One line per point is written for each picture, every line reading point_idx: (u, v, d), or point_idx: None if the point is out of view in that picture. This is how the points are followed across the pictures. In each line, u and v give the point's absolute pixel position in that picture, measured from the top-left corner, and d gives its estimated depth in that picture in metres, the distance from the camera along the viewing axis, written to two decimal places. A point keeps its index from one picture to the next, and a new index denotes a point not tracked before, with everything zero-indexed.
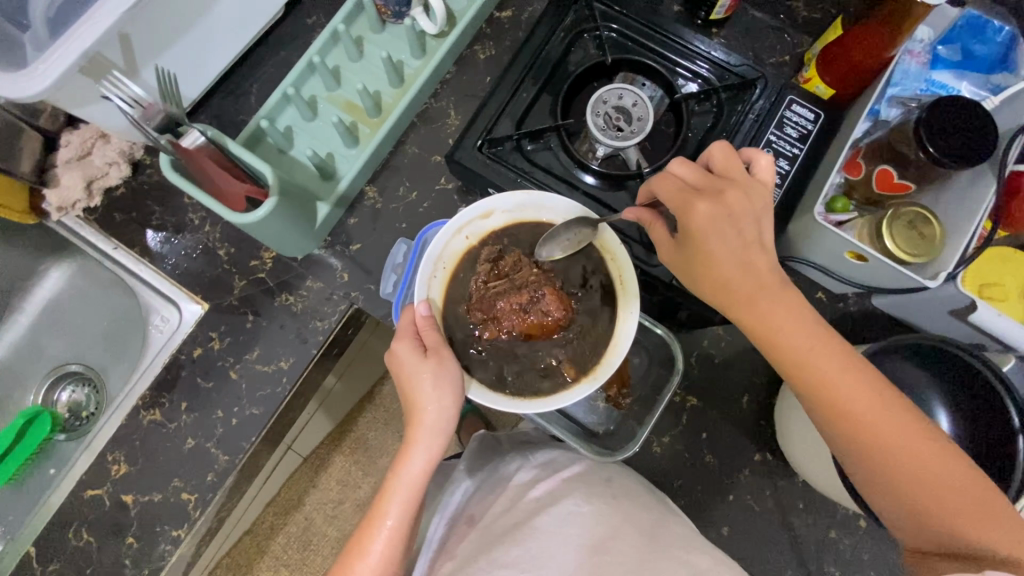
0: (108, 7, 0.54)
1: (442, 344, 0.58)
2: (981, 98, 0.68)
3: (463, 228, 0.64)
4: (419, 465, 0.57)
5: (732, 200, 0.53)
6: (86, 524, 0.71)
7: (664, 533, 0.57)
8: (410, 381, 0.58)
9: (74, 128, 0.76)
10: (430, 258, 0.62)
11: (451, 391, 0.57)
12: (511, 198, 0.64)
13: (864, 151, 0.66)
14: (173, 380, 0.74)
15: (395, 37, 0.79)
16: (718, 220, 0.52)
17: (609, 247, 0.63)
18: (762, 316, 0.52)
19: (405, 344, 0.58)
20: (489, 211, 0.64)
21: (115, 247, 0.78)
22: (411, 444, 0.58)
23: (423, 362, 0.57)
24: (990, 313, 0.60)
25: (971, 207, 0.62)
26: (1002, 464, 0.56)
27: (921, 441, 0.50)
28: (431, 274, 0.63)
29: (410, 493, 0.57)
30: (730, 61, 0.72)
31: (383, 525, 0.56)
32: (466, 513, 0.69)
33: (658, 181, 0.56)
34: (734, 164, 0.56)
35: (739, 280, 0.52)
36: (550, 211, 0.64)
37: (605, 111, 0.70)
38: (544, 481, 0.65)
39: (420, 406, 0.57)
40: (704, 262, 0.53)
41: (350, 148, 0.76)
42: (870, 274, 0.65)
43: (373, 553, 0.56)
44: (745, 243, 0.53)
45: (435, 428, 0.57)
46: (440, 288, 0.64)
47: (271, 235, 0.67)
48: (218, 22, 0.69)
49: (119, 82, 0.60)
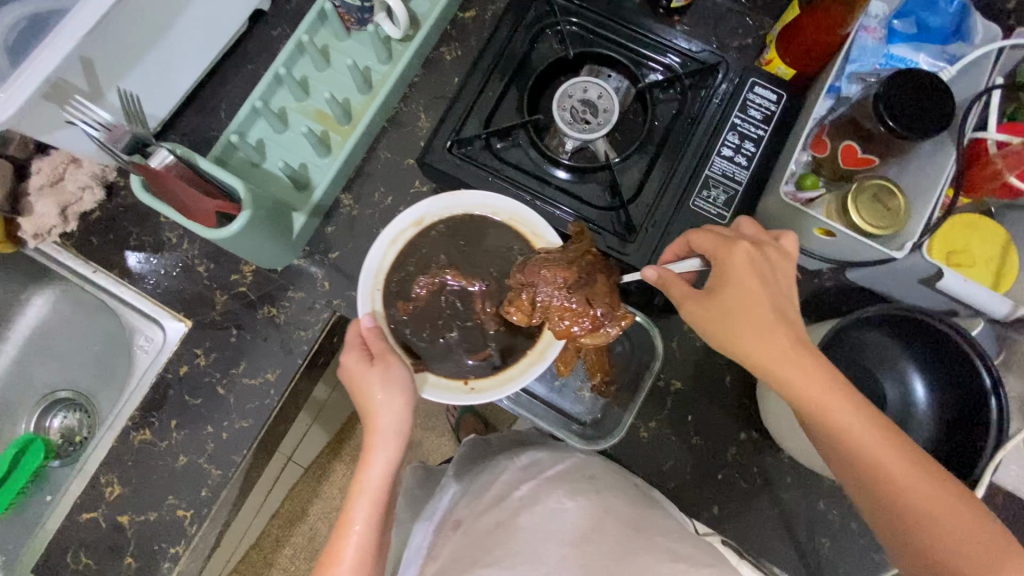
0: (66, 33, 0.55)
1: (388, 350, 0.60)
2: (938, 70, 0.68)
3: (397, 237, 0.65)
4: (380, 467, 0.58)
5: (769, 252, 0.56)
6: (83, 547, 0.71)
7: (648, 524, 0.58)
8: (361, 390, 0.59)
9: (45, 155, 0.76)
10: (369, 272, 0.64)
11: (402, 393, 0.58)
12: (435, 202, 0.65)
13: (829, 129, 0.67)
14: (161, 400, 0.74)
15: (360, 44, 0.79)
16: (756, 267, 0.55)
17: (539, 232, 0.65)
18: (771, 344, 0.52)
19: (352, 355, 0.59)
20: (420, 219, 0.65)
21: (94, 271, 0.78)
22: (368, 450, 0.58)
23: (371, 368, 0.58)
24: (958, 280, 0.60)
25: (932, 177, 0.63)
26: (976, 415, 0.58)
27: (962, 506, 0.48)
28: (373, 287, 0.64)
29: (374, 497, 0.57)
30: (691, 48, 0.72)
31: (352, 532, 0.56)
32: (452, 518, 0.69)
33: (694, 234, 0.58)
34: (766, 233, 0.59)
35: (780, 327, 0.53)
36: (473, 208, 0.66)
37: (571, 105, 0.70)
38: (529, 481, 0.66)
39: (374, 410, 0.58)
40: (735, 299, 0.54)
41: (322, 157, 0.77)
42: (835, 248, 0.66)
43: (344, 559, 0.55)
44: (783, 292, 0.55)
45: (390, 430, 0.58)
46: (383, 300, 0.64)
47: (247, 248, 0.67)
48: (182, 40, 0.69)
49: (84, 106, 0.60)
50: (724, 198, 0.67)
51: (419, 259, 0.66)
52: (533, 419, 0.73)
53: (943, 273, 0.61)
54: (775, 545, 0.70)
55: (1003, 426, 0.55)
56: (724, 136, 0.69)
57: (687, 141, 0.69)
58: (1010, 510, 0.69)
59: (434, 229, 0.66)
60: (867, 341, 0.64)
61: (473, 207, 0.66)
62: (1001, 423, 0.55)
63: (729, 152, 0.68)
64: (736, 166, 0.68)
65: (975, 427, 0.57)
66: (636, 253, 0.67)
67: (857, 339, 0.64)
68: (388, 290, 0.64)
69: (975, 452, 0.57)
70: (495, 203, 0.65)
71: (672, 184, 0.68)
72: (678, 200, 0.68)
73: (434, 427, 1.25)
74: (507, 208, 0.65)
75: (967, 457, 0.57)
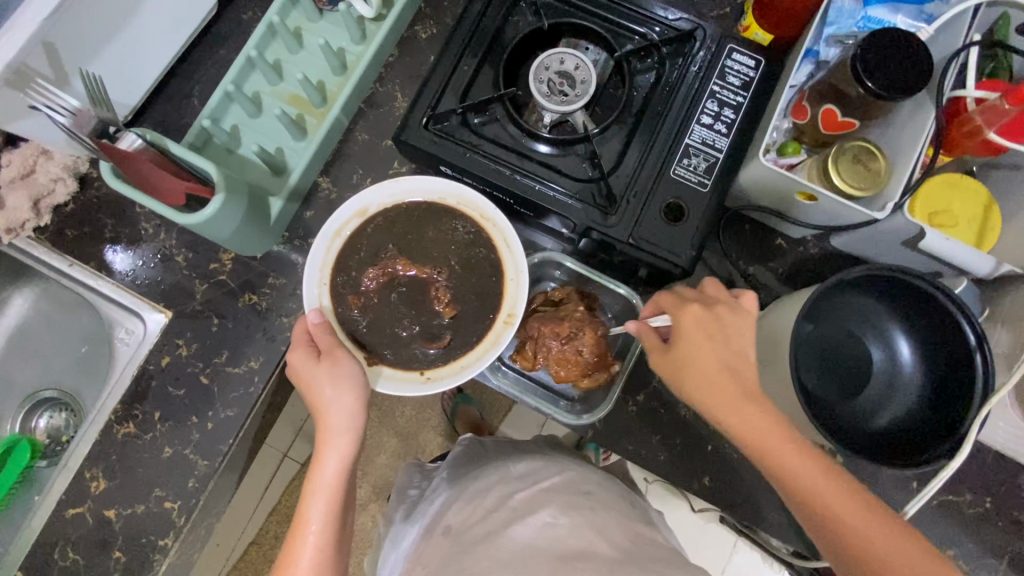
0: (24, 20, 0.53)
1: (336, 345, 0.58)
2: (916, 29, 0.67)
3: (341, 228, 0.64)
4: (333, 466, 0.57)
5: (720, 312, 0.57)
6: (70, 543, 0.70)
7: (640, 552, 0.58)
8: (310, 388, 0.58)
9: (15, 147, 0.74)
10: (315, 265, 0.63)
11: (350, 389, 0.57)
12: (378, 189, 0.64)
13: (808, 94, 0.66)
14: (144, 392, 0.73)
15: (332, 24, 0.78)
16: (704, 327, 0.56)
17: (488, 215, 0.65)
18: (728, 406, 0.54)
19: (298, 353, 0.58)
20: (363, 208, 0.64)
21: (70, 264, 0.77)
22: (321, 448, 0.58)
23: (318, 365, 0.57)
24: (940, 239, 0.60)
25: (914, 137, 0.63)
26: (962, 370, 0.59)
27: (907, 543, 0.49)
28: (320, 280, 0.63)
29: (330, 497, 0.57)
30: (668, 17, 0.71)
31: (308, 533, 0.56)
32: (441, 523, 0.68)
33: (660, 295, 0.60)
34: (725, 292, 0.60)
35: (727, 384, 0.55)
36: (417, 194, 0.65)
37: (548, 78, 0.69)
38: (521, 491, 0.66)
39: (324, 408, 0.57)
40: (692, 364, 0.56)
41: (298, 140, 0.76)
42: (817, 213, 0.66)
43: (300, 565, 0.56)
44: (733, 351, 0.56)
45: (340, 427, 0.57)
46: (331, 293, 0.63)
47: (222, 235, 0.66)
48: (148, 25, 0.68)
49: (47, 90, 0.59)
50: (704, 165, 0.67)
51: (365, 251, 0.65)
52: (520, 397, 0.72)
53: (925, 232, 0.60)
54: (767, 513, 0.71)
55: (989, 377, 0.56)
56: (703, 104, 0.68)
57: (665, 112, 0.69)
58: (998, 470, 0.69)
59: (382, 217, 0.65)
60: (852, 305, 0.64)
61: (417, 194, 0.65)
62: (988, 376, 0.56)
63: (708, 120, 0.67)
64: (715, 134, 0.67)
65: (962, 382, 0.58)
66: (619, 225, 0.66)
67: (843, 304, 0.63)
68: (336, 283, 0.63)
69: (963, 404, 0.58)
70: (441, 188, 0.65)
71: (652, 155, 0.68)
72: (658, 169, 0.67)
73: (427, 419, 1.24)
74: (452, 191, 0.65)
75: (955, 410, 0.58)
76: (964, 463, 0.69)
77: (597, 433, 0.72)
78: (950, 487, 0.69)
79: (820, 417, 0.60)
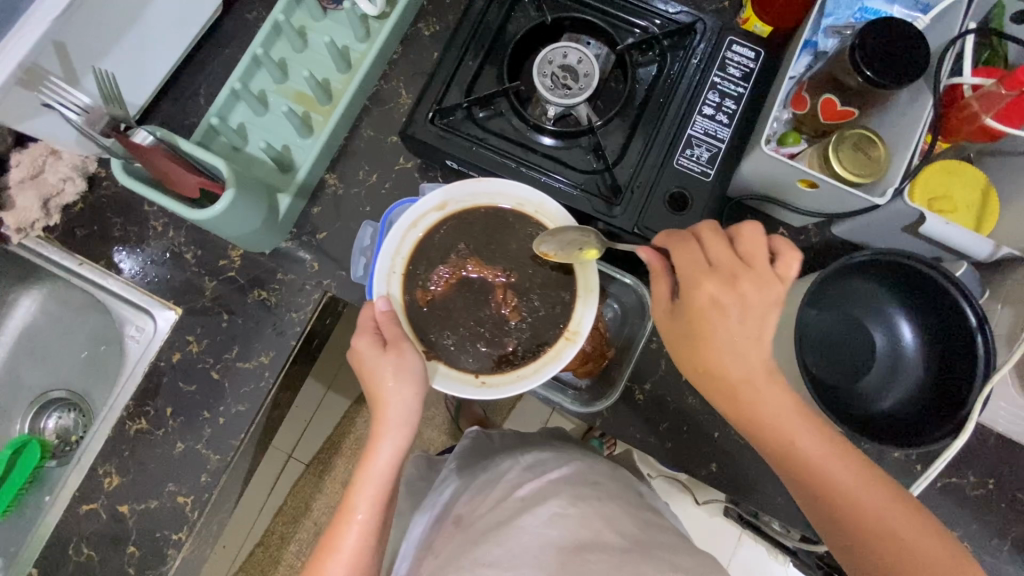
0: (37, 16, 0.54)
1: (402, 336, 0.59)
2: (913, 19, 0.68)
3: (419, 221, 0.65)
4: (386, 455, 0.59)
5: (742, 283, 0.53)
6: (84, 539, 0.71)
7: (648, 540, 0.59)
8: (371, 374, 0.59)
9: (24, 148, 0.75)
10: (387, 253, 0.64)
11: (412, 383, 0.59)
12: (461, 185, 0.65)
13: (807, 85, 0.67)
14: (156, 388, 0.74)
15: (336, 23, 0.79)
16: (720, 294, 0.53)
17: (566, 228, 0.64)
18: (717, 366, 0.54)
19: (364, 338, 0.59)
20: (442, 203, 0.65)
21: (80, 263, 0.78)
22: (377, 436, 0.59)
23: (384, 356, 0.58)
24: (940, 223, 0.61)
25: (911, 124, 0.64)
26: (962, 350, 0.60)
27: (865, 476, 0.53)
28: (390, 270, 0.64)
29: (380, 485, 0.58)
30: (669, 10, 0.72)
31: (353, 520, 0.57)
32: (453, 513, 0.69)
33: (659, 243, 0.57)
34: (762, 250, 0.54)
35: (721, 348, 0.53)
36: (499, 198, 0.65)
37: (551, 71, 0.70)
38: (529, 483, 0.66)
39: (384, 399, 0.58)
40: (693, 326, 0.54)
41: (305, 138, 0.77)
42: (819, 200, 0.67)
43: (344, 548, 0.57)
44: (749, 320, 0.53)
45: (399, 419, 0.59)
46: (399, 284, 0.64)
47: (233, 230, 0.67)
48: (156, 25, 0.69)
49: (59, 88, 0.60)
50: (707, 155, 0.68)
51: (436, 246, 0.65)
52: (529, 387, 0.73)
53: (925, 217, 0.61)
54: (774, 498, 0.71)
55: (991, 356, 0.57)
56: (704, 95, 0.69)
57: (667, 104, 0.70)
58: (1000, 452, 0.70)
59: (459, 216, 0.66)
60: (856, 289, 0.65)
61: (499, 198, 0.65)
62: (988, 356, 0.57)
63: (710, 111, 0.69)
64: (716, 124, 0.69)
65: (964, 362, 0.60)
66: (623, 215, 0.67)
67: (847, 288, 0.65)
68: (405, 276, 0.64)
69: (966, 385, 0.59)
70: (524, 195, 0.64)
71: (655, 146, 0.69)
72: (662, 160, 0.68)
73: (432, 417, 1.24)
74: (531, 200, 0.65)
75: (957, 388, 0.60)
76: (967, 445, 0.70)
77: (605, 422, 0.73)
78: (953, 469, 0.70)
79: (828, 400, 0.61)
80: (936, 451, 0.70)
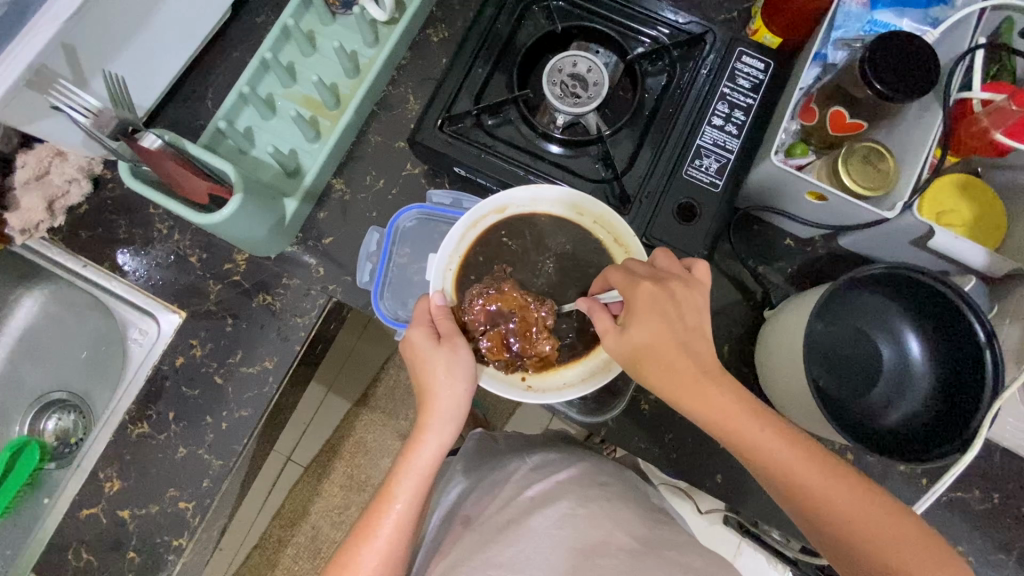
0: (49, 18, 0.54)
1: (456, 332, 0.60)
2: (921, 32, 0.68)
3: (478, 221, 0.67)
4: (432, 449, 0.58)
5: (672, 289, 0.54)
6: (84, 544, 0.70)
7: (656, 541, 0.58)
8: (424, 367, 0.59)
9: (30, 149, 0.74)
10: (445, 250, 0.66)
11: (465, 378, 0.59)
12: (521, 190, 0.66)
13: (816, 96, 0.67)
14: (158, 392, 0.73)
15: (345, 28, 0.79)
16: (659, 303, 0.53)
17: (623, 239, 0.65)
18: (680, 384, 0.52)
19: (420, 330, 0.60)
20: (503, 206, 0.66)
21: (84, 265, 0.77)
22: (422, 429, 0.58)
23: (437, 349, 0.59)
24: (950, 238, 0.61)
25: (920, 138, 0.64)
26: (970, 368, 0.60)
27: (851, 489, 0.50)
28: (447, 266, 0.66)
29: (419, 478, 0.57)
30: (678, 20, 0.72)
31: (392, 509, 0.56)
32: (459, 514, 0.69)
33: (611, 269, 0.58)
34: (677, 264, 0.58)
35: (686, 365, 0.52)
36: (558, 205, 0.67)
37: (561, 80, 0.70)
38: (538, 483, 0.67)
39: (435, 391, 0.58)
40: (650, 347, 0.53)
41: (312, 142, 0.77)
42: (829, 214, 0.67)
43: (380, 536, 0.56)
44: (689, 329, 0.53)
45: (447, 413, 0.58)
46: (453, 281, 0.66)
47: (241, 233, 0.66)
48: (165, 28, 0.68)
49: (68, 91, 0.59)
50: (716, 166, 0.68)
51: (494, 245, 0.67)
52: None
53: (935, 232, 0.61)
54: (778, 509, 0.71)
55: (999, 374, 0.57)
56: (714, 106, 0.69)
57: (677, 114, 0.70)
58: (1005, 467, 0.70)
59: (516, 220, 0.67)
60: (860, 304, 0.65)
61: (557, 205, 0.67)
62: (996, 373, 0.57)
63: (719, 122, 0.68)
64: (726, 135, 0.68)
65: (971, 379, 0.59)
66: (632, 223, 0.67)
67: (853, 302, 0.65)
68: (460, 272, 0.67)
69: (975, 402, 0.58)
70: (582, 204, 0.66)
71: (664, 155, 0.69)
72: (670, 170, 0.68)
73: None
74: (584, 203, 0.66)
75: (967, 404, 0.59)
76: (972, 460, 0.70)
77: (610, 431, 0.73)
78: (958, 484, 0.70)
79: (831, 411, 0.61)
80: (942, 466, 0.70)
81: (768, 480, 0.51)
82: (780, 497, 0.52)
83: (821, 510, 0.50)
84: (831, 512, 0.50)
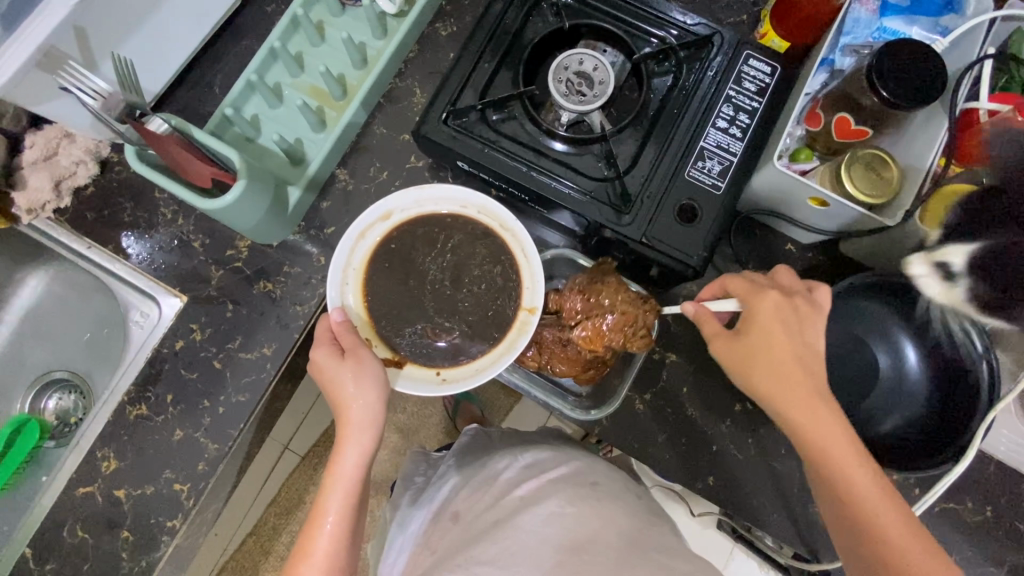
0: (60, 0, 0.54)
1: (359, 344, 0.60)
2: (932, 41, 0.67)
3: (366, 231, 0.66)
4: (352, 461, 0.59)
5: (799, 304, 0.55)
6: (79, 521, 0.71)
7: (645, 542, 0.59)
8: (332, 384, 0.59)
9: (39, 129, 0.75)
10: (337, 267, 0.64)
11: (375, 386, 0.59)
12: (403, 194, 0.66)
13: (822, 102, 0.66)
14: (157, 374, 0.74)
15: (355, 19, 0.79)
16: (784, 317, 0.55)
17: (509, 224, 0.66)
18: (783, 392, 0.54)
19: (321, 350, 0.60)
20: (388, 212, 0.66)
21: (88, 246, 0.78)
22: (342, 441, 0.59)
23: (341, 364, 0.59)
24: None
25: (927, 144, 0.65)
26: (966, 381, 0.60)
27: (920, 543, 0.50)
28: (342, 282, 0.64)
29: (347, 488, 0.59)
30: (687, 21, 0.72)
31: (324, 525, 0.58)
32: (449, 509, 0.70)
33: (730, 277, 0.59)
34: (800, 283, 0.59)
35: (796, 376, 0.54)
36: (442, 203, 0.67)
37: (567, 78, 0.70)
38: (528, 482, 0.66)
39: (346, 403, 0.58)
40: (759, 353, 0.55)
41: (318, 133, 0.77)
42: (826, 217, 0.67)
43: (316, 553, 0.57)
44: (807, 345, 0.54)
45: (362, 423, 0.59)
46: (354, 294, 0.65)
47: (241, 221, 0.67)
48: (175, 15, 0.69)
49: (77, 72, 0.60)
50: (718, 168, 0.68)
51: (390, 255, 0.66)
52: (529, 390, 0.74)
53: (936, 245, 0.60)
54: (768, 514, 0.71)
55: (995, 386, 0.57)
56: (719, 108, 0.69)
57: (681, 115, 0.70)
58: (1000, 481, 0.70)
59: (404, 225, 0.67)
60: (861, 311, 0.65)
61: (439, 203, 0.67)
62: (992, 387, 0.57)
63: (723, 124, 0.68)
64: (730, 138, 0.68)
65: (967, 390, 0.60)
66: (631, 224, 0.67)
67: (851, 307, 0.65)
68: (358, 285, 0.65)
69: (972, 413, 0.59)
70: (464, 196, 0.66)
71: (667, 156, 0.69)
72: (673, 170, 0.68)
73: (428, 416, 1.24)
74: (475, 202, 0.67)
75: (963, 415, 0.60)
76: (967, 472, 0.70)
77: (604, 430, 0.73)
78: (952, 495, 0.70)
79: None
80: (934, 476, 0.70)
81: (838, 503, 0.52)
82: (842, 521, 0.53)
83: (884, 551, 0.50)
84: (889, 554, 0.50)
